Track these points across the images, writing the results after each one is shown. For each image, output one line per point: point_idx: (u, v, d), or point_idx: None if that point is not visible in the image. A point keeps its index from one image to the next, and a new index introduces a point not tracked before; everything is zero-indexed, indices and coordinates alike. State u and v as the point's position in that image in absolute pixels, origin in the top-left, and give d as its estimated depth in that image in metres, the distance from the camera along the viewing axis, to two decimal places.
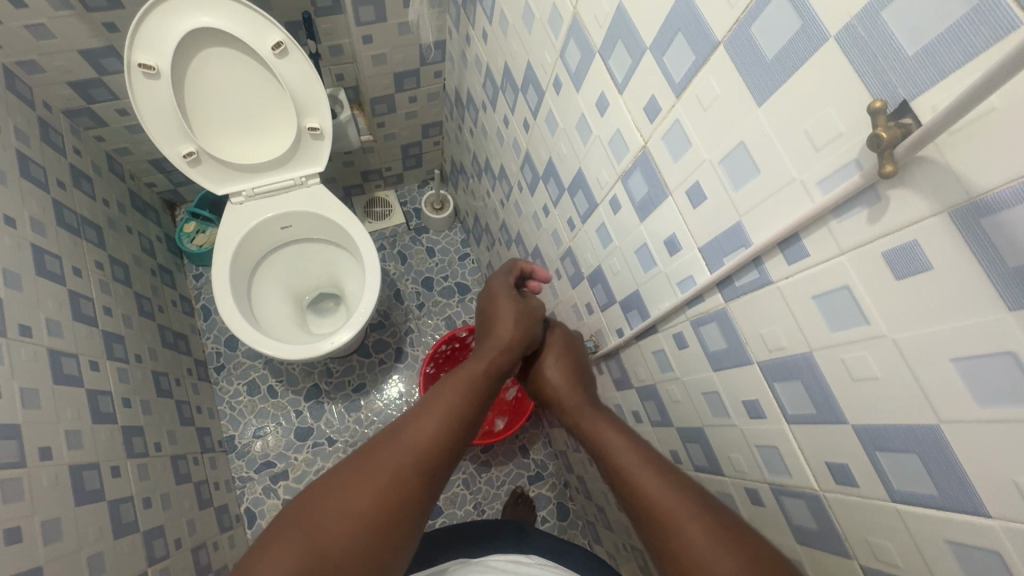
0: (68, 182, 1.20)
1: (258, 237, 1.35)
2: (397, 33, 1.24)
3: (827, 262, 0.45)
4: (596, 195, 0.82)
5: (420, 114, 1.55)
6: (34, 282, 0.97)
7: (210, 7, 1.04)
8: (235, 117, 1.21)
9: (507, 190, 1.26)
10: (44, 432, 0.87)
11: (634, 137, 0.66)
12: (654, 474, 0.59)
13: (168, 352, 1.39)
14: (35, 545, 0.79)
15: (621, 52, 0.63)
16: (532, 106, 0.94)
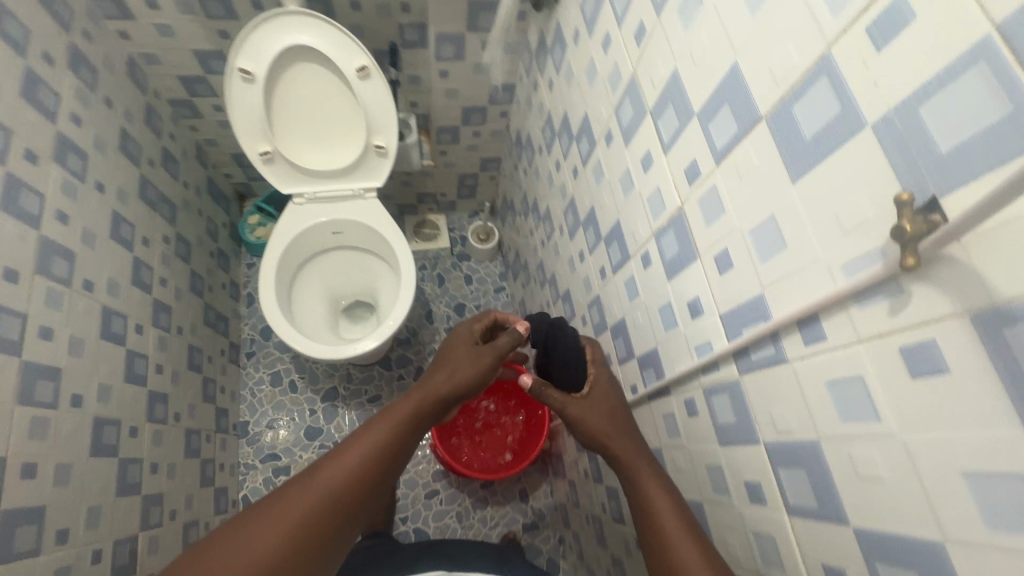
0: (157, 161, 1.33)
1: (310, 238, 1.43)
2: (472, 72, 1.32)
3: (843, 348, 0.43)
4: (630, 248, 0.82)
5: (481, 148, 1.63)
6: (107, 243, 1.07)
7: (309, 28, 1.16)
8: (312, 127, 1.32)
9: (549, 231, 1.29)
10: (80, 380, 0.93)
11: (672, 197, 0.67)
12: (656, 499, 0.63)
13: (208, 330, 1.47)
14: (45, 485, 0.83)
15: (670, 116, 0.65)
16: (583, 154, 0.97)
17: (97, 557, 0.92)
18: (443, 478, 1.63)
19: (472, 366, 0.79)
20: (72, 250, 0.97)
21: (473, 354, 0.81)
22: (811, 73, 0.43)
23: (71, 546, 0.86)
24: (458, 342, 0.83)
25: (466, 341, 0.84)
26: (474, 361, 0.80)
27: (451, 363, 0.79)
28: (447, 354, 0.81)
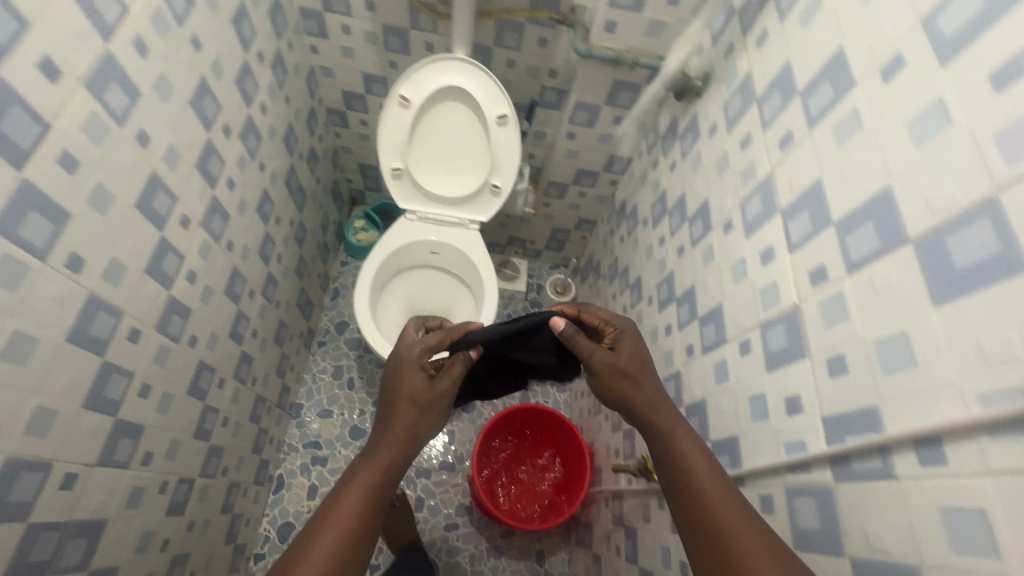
0: (304, 156, 1.51)
1: (410, 251, 1.54)
2: (598, 140, 1.42)
3: (968, 477, 0.43)
4: (728, 333, 0.85)
5: (582, 208, 1.71)
6: (252, 214, 1.21)
7: (459, 70, 1.31)
8: (442, 156, 1.45)
9: (634, 299, 1.33)
10: (200, 324, 1.04)
11: (790, 294, 0.70)
12: (688, 439, 0.72)
13: (297, 311, 1.59)
14: (151, 407, 0.91)
15: (807, 220, 0.68)
16: (695, 235, 1.02)
17: (163, 488, 0.98)
18: (465, 514, 1.62)
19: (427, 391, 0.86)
20: (229, 213, 1.11)
21: (433, 392, 0.86)
22: (972, 210, 0.46)
23: (149, 471, 0.93)
24: (410, 383, 0.87)
25: (423, 381, 0.87)
26: (439, 407, 0.87)
27: (416, 410, 0.84)
28: (407, 396, 0.85)
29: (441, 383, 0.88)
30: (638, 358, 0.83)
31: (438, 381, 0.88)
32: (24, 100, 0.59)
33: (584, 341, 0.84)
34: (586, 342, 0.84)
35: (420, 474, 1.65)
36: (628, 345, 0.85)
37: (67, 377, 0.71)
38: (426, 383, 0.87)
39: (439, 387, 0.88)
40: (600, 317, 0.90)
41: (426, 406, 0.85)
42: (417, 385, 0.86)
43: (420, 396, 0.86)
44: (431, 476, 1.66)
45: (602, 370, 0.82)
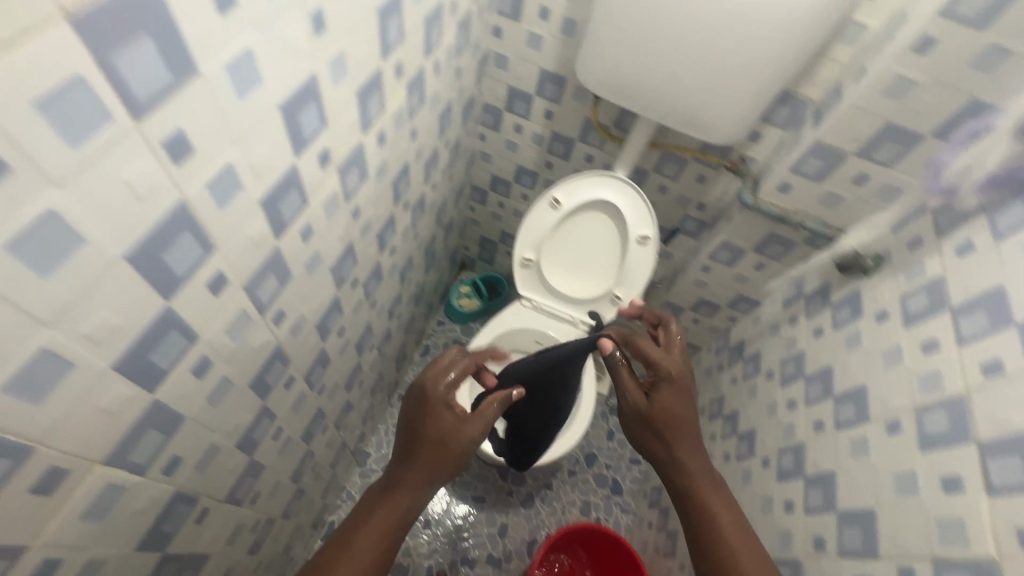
0: (444, 225, 1.60)
1: (515, 336, 1.57)
2: (732, 279, 1.41)
3: None
4: (881, 548, 0.77)
5: (690, 332, 1.67)
6: (396, 277, 1.28)
7: (597, 181, 1.34)
8: (573, 255, 1.48)
9: (741, 452, 1.25)
10: (331, 374, 1.09)
11: (985, 544, 0.64)
12: (716, 493, 0.84)
13: (394, 364, 1.64)
14: (275, 450, 0.95)
15: (1018, 469, 0.63)
16: (841, 417, 0.96)
17: (254, 526, 1.00)
18: None
19: (456, 430, 0.87)
20: (383, 276, 1.17)
21: (468, 434, 0.88)
22: None
23: (252, 509, 0.95)
24: (449, 418, 0.88)
25: (456, 413, 0.89)
26: (471, 446, 0.89)
27: (443, 448, 0.86)
28: (442, 435, 0.86)
29: (469, 424, 0.88)
30: (671, 407, 0.90)
31: (472, 421, 0.89)
32: (300, 185, 0.67)
33: (625, 376, 0.96)
34: (628, 381, 0.95)
35: (464, 562, 1.59)
36: (666, 397, 0.91)
37: (238, 419, 0.75)
38: (463, 421, 0.89)
39: (475, 431, 0.88)
40: (647, 354, 0.96)
41: (450, 449, 0.86)
42: (454, 421, 0.88)
43: (454, 441, 0.86)
44: (475, 567, 1.59)
45: (631, 411, 0.93)
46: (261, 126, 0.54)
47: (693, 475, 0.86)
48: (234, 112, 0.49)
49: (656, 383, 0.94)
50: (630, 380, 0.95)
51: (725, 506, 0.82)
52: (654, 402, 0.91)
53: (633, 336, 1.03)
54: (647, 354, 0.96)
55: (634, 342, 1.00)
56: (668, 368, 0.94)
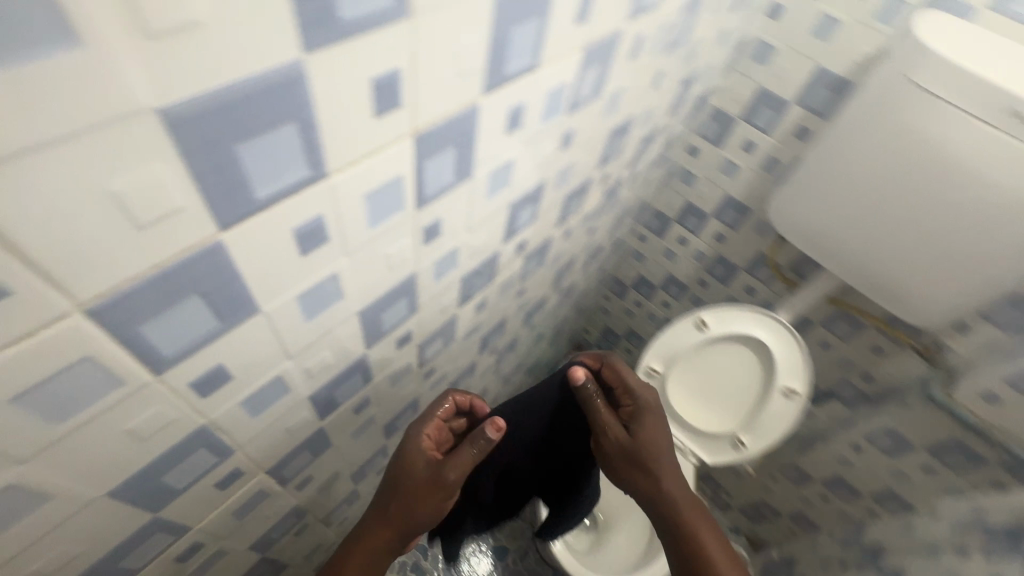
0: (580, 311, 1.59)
1: None
2: (889, 472, 1.20)
3: None
4: None
5: (814, 508, 1.41)
6: (520, 354, 1.29)
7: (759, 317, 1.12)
8: (701, 385, 1.25)
9: None
10: None
11: None
12: (708, 528, 0.72)
13: None
14: (367, 491, 0.96)
15: None
16: None
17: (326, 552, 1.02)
18: None
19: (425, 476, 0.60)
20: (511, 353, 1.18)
21: (432, 474, 0.60)
22: None
23: (332, 538, 0.98)
24: (413, 453, 0.61)
25: (428, 447, 0.63)
26: (439, 493, 0.60)
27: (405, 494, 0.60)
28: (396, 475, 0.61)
29: (432, 467, 0.61)
30: (656, 438, 0.71)
31: (443, 463, 0.61)
32: (479, 275, 0.68)
33: (603, 411, 0.71)
34: (604, 411, 0.71)
35: None
36: (651, 425, 0.71)
37: (353, 461, 0.79)
38: (432, 460, 0.62)
39: (445, 477, 0.60)
40: (625, 380, 0.74)
41: (416, 496, 0.60)
42: (422, 457, 0.61)
43: (418, 483, 0.60)
44: None
45: (614, 448, 0.70)
46: (493, 218, 0.59)
47: (676, 509, 0.71)
48: (481, 208, 0.55)
49: (637, 416, 0.72)
50: (607, 414, 0.71)
51: (720, 546, 0.70)
52: (640, 436, 0.70)
53: (613, 359, 0.76)
54: (626, 381, 0.74)
55: (614, 375, 0.75)
56: (647, 400, 0.73)
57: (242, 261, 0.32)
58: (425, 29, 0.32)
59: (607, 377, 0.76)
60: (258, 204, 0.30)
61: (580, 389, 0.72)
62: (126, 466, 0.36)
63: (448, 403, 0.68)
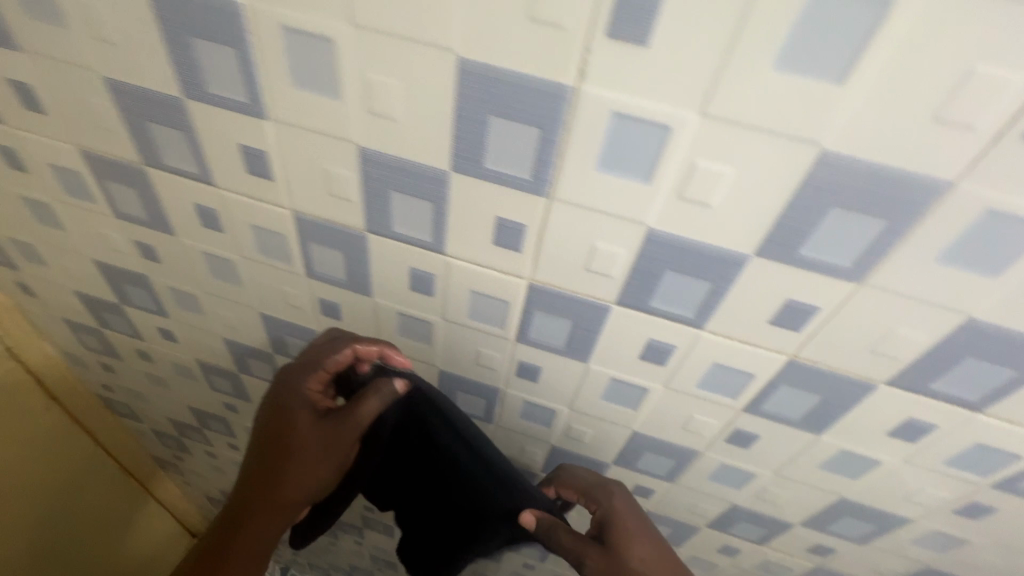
0: None
1: None
2: None
3: None
4: None
5: None
6: None
7: None
8: None
9: None
10: None
11: None
12: None
13: None
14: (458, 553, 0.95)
15: None
16: None
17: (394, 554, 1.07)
18: None
19: (308, 441, 0.51)
20: None
21: (323, 434, 0.50)
22: None
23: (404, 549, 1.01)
24: (294, 409, 0.51)
25: (313, 397, 0.51)
26: (335, 455, 0.52)
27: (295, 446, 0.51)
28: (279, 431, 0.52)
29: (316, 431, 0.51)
30: (641, 542, 0.52)
31: (331, 423, 0.50)
32: (722, 502, 0.60)
33: (568, 539, 0.49)
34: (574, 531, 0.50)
35: None
36: (634, 525, 0.53)
37: None
38: (317, 416, 0.51)
39: (342, 433, 0.50)
40: (580, 485, 0.55)
41: (308, 465, 0.52)
42: (303, 412, 0.51)
43: (314, 445, 0.51)
44: None
45: None
46: (805, 487, 0.53)
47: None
48: (802, 467, 0.51)
49: (613, 528, 0.52)
50: (578, 541, 0.50)
51: None
52: (627, 559, 0.51)
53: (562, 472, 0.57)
54: (580, 481, 0.55)
55: (570, 483, 0.55)
56: (615, 509, 0.53)
57: (608, 327, 0.45)
58: (865, 298, 0.36)
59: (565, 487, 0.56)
60: (646, 305, 0.42)
61: (533, 498, 0.50)
62: (457, 366, 0.55)
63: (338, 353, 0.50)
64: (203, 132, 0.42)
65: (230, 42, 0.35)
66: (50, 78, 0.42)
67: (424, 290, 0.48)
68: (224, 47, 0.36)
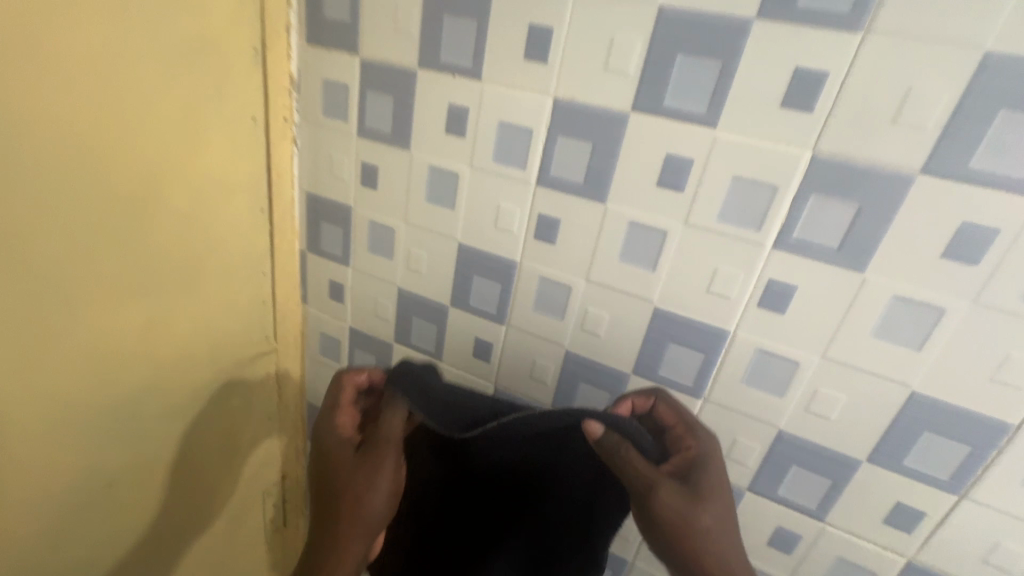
0: None
1: None
2: None
3: None
4: None
5: None
6: None
7: None
8: None
9: None
10: None
11: None
12: None
13: None
14: None
15: None
16: None
17: None
18: None
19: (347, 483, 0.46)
20: None
21: (366, 473, 0.46)
22: None
23: None
24: (328, 451, 0.49)
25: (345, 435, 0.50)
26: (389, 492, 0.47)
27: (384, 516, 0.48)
28: (326, 511, 0.47)
29: (355, 460, 0.47)
30: (721, 501, 0.42)
31: (369, 452, 0.47)
32: None
33: (641, 464, 0.41)
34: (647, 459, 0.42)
35: None
36: (718, 481, 0.44)
37: None
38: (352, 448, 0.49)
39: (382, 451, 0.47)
40: (684, 415, 0.48)
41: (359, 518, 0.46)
42: (339, 450, 0.48)
43: (349, 492, 0.46)
44: None
45: (666, 527, 0.41)
46: None
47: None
48: None
49: (699, 470, 0.44)
50: (649, 467, 0.42)
51: None
52: (700, 508, 0.42)
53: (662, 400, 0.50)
54: (685, 413, 0.48)
55: (673, 414, 0.49)
56: (712, 454, 0.45)
57: None
58: None
59: (662, 417, 0.49)
60: None
61: (614, 421, 0.42)
62: None
63: (345, 392, 0.52)
64: None
65: (707, 351, 0.50)
66: (514, 343, 0.59)
67: (782, 547, 0.54)
68: (697, 353, 0.50)
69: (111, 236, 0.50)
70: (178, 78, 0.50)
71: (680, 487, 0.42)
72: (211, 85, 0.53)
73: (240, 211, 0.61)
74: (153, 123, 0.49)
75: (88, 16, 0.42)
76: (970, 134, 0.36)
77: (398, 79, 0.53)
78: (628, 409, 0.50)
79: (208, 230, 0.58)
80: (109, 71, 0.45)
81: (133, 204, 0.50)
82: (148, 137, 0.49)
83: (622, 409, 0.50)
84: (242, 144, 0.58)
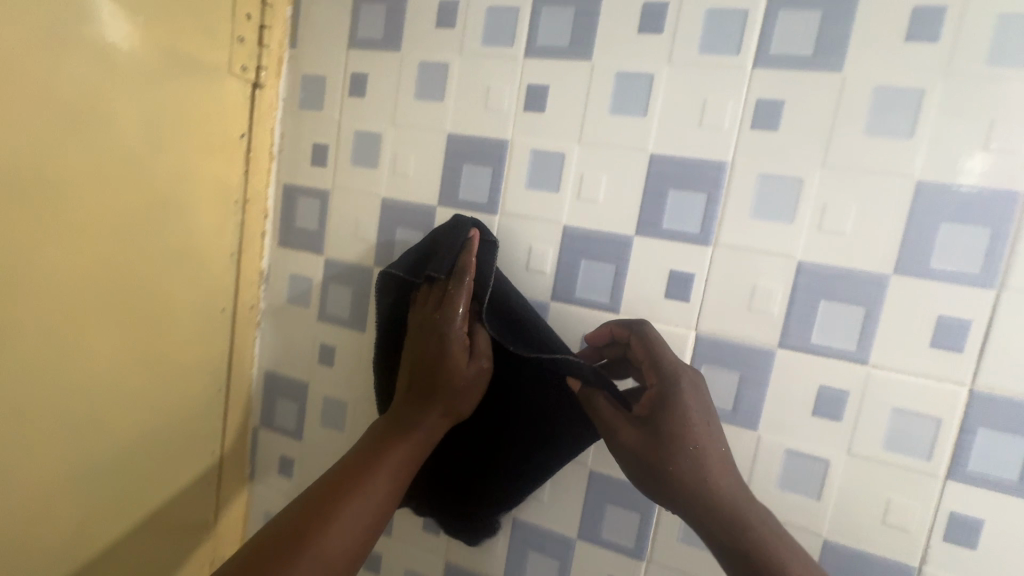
0: None
1: None
2: None
3: None
4: None
5: None
6: None
7: None
8: None
9: None
10: None
11: None
12: None
13: None
14: None
15: None
16: None
17: None
18: None
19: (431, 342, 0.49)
20: None
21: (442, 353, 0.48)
22: None
23: None
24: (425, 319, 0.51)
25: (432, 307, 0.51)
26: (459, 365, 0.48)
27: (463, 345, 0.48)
28: (436, 365, 0.48)
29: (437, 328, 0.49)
30: (692, 442, 0.43)
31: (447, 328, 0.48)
32: None
33: (605, 413, 0.46)
34: (608, 409, 0.46)
35: None
36: (686, 425, 0.43)
37: None
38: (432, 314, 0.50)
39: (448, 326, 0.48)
40: (653, 351, 0.47)
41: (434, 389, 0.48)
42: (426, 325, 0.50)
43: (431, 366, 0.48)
44: None
45: (631, 468, 0.44)
46: None
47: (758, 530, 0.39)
48: None
49: (663, 409, 0.44)
50: (612, 415, 0.46)
51: None
52: (663, 453, 0.43)
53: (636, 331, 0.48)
54: (654, 349, 0.47)
55: (644, 348, 0.47)
56: (680, 390, 0.44)
57: None
58: None
59: (635, 351, 0.48)
60: None
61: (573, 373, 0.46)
62: None
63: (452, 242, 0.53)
64: (579, 566, 0.56)
65: (642, 510, 0.53)
66: None
67: None
68: (634, 513, 0.53)
69: (45, 442, 0.49)
70: (134, 277, 0.53)
71: (639, 431, 0.44)
72: (167, 277, 0.56)
73: (182, 388, 0.61)
74: (105, 319, 0.51)
75: (89, 234, 0.48)
76: (804, 319, 0.47)
77: (356, 274, 0.63)
78: (606, 335, 0.49)
79: (147, 413, 0.58)
80: (102, 268, 0.50)
81: (102, 390, 0.52)
82: (97, 338, 0.51)
83: (598, 334, 0.50)
84: (192, 322, 0.61)
